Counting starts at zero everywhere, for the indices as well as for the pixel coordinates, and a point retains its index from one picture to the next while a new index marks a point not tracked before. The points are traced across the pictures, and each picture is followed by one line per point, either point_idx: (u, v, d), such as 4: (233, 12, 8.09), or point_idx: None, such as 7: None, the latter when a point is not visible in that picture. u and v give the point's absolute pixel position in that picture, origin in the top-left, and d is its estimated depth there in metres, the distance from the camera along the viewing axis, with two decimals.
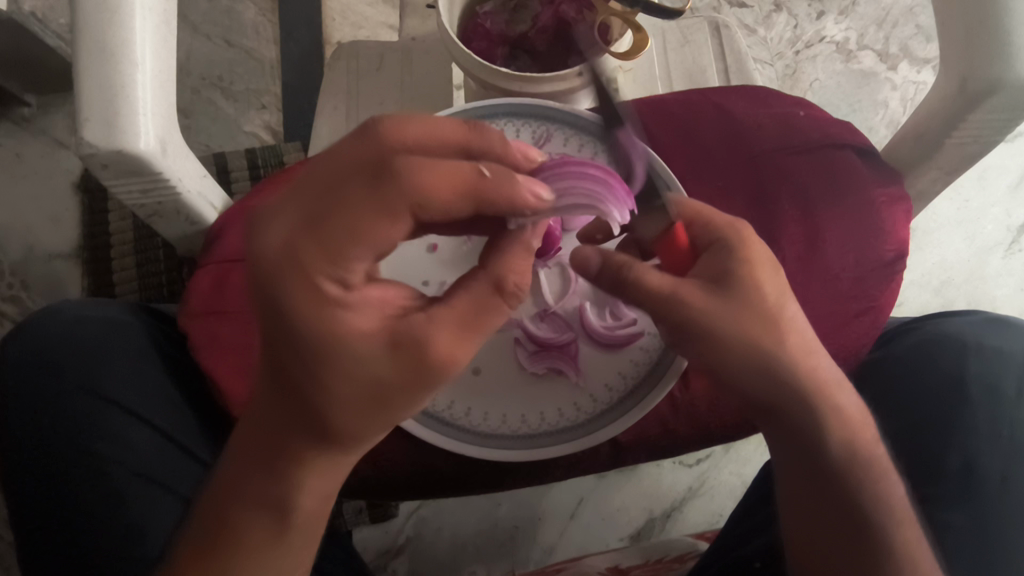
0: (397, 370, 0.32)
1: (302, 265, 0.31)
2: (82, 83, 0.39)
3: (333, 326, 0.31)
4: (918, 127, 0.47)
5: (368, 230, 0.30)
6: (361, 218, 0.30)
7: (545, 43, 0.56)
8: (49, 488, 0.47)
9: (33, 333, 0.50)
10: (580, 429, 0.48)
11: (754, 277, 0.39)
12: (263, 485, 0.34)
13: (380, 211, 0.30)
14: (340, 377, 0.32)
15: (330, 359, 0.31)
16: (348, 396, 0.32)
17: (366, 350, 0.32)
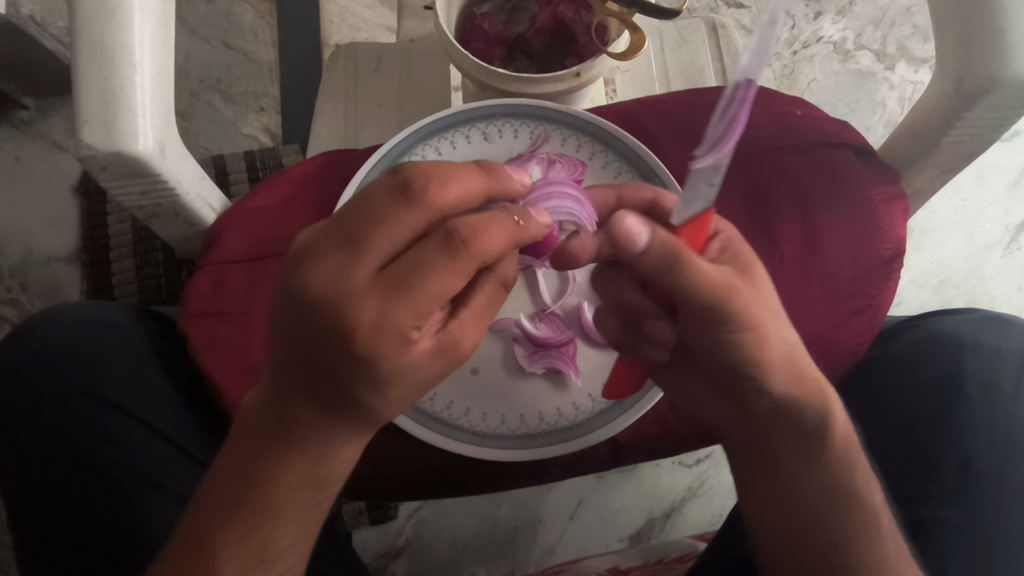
0: (444, 372, 0.34)
1: (389, 323, 0.30)
2: (81, 85, 0.39)
3: (410, 362, 0.31)
4: (914, 126, 0.47)
5: (444, 287, 0.30)
6: (444, 283, 0.30)
7: (542, 44, 0.57)
8: (47, 490, 0.46)
9: (32, 335, 0.50)
10: (580, 428, 0.48)
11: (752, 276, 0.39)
12: (290, 480, 0.34)
13: (456, 274, 0.31)
14: (397, 391, 0.33)
15: (395, 381, 0.32)
16: (396, 398, 0.33)
17: (422, 364, 0.32)
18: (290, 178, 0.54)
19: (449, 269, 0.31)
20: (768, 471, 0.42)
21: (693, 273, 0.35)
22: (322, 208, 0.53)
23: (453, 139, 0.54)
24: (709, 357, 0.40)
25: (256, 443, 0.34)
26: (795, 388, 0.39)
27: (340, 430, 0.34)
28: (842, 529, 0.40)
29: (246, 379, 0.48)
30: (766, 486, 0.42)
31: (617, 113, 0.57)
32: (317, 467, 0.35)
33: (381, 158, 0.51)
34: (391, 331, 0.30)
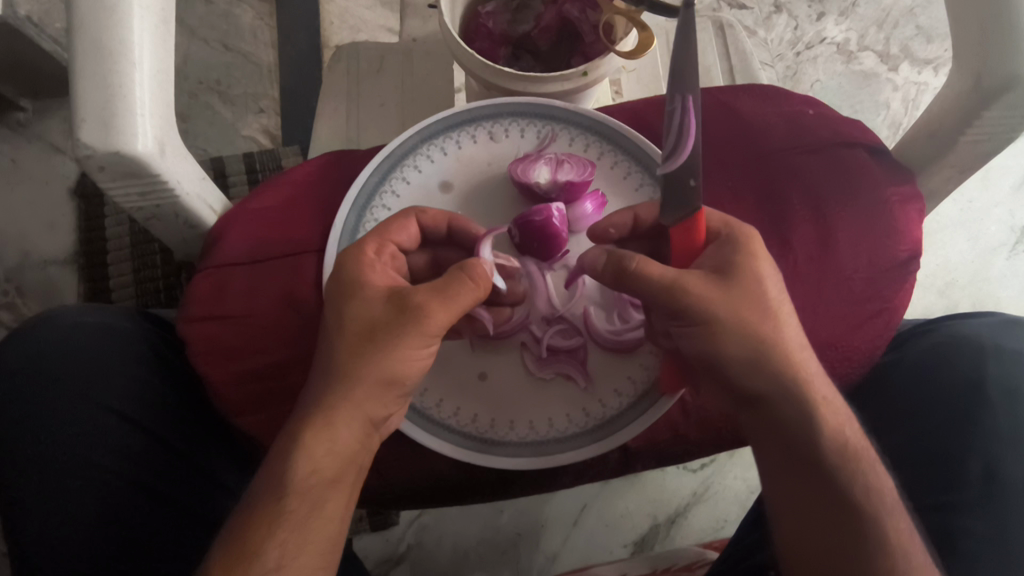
0: (399, 320, 0.39)
1: (355, 243, 0.43)
2: (78, 83, 0.38)
3: (357, 276, 0.41)
4: (930, 126, 0.46)
5: (396, 226, 0.45)
6: (392, 223, 0.45)
7: (548, 43, 0.56)
8: (38, 498, 0.44)
9: (31, 340, 0.49)
10: (589, 436, 0.47)
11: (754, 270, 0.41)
12: (279, 455, 0.36)
13: (400, 218, 0.45)
14: (355, 330, 0.39)
15: (345, 299, 0.40)
16: (348, 332, 0.39)
17: (375, 297, 0.40)
18: (291, 179, 0.53)
19: (401, 217, 0.45)
20: (810, 483, 0.40)
21: (642, 268, 0.41)
22: (325, 208, 0.52)
23: (458, 139, 0.53)
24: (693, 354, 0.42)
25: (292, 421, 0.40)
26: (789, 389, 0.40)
27: (321, 392, 0.38)
28: (844, 523, 0.38)
29: (234, 370, 0.47)
30: (792, 499, 0.40)
31: (624, 113, 0.56)
32: (301, 434, 0.36)
33: (386, 158, 0.51)
34: (349, 258, 0.42)
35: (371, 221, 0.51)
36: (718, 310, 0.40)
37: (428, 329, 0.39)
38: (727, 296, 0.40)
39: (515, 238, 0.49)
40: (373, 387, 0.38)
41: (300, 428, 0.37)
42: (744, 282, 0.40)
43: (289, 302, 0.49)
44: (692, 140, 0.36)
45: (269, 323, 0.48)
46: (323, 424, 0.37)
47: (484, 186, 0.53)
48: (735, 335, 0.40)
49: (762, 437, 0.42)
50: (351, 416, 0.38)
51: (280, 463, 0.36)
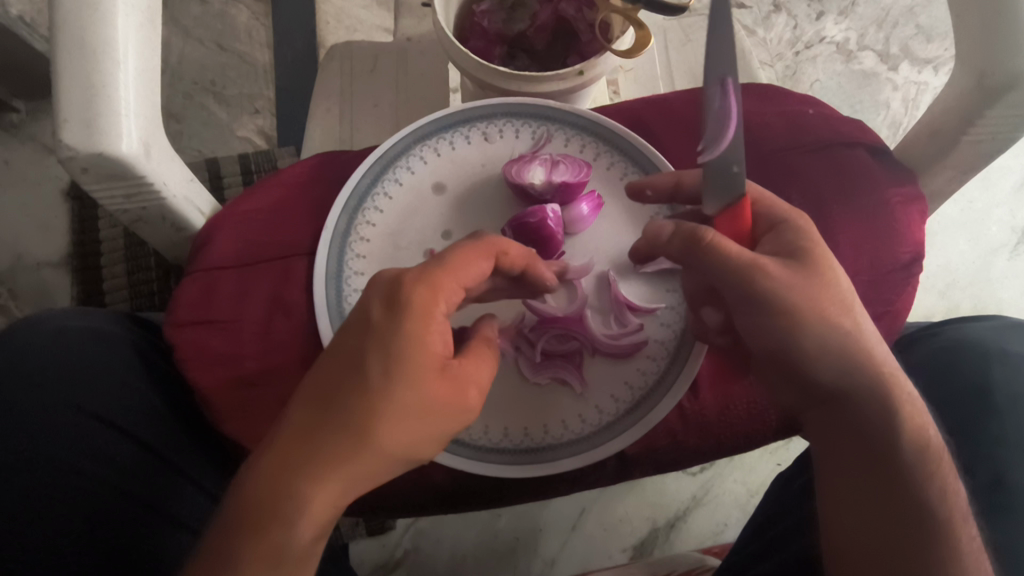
0: (445, 393, 0.34)
1: (426, 283, 0.35)
2: (60, 83, 0.37)
3: (421, 338, 0.34)
4: (932, 125, 0.46)
5: (469, 264, 0.37)
6: (465, 261, 0.37)
7: (544, 42, 0.55)
8: (16, 503, 0.43)
9: (14, 343, 0.48)
10: (586, 443, 0.46)
11: (826, 261, 0.40)
12: (274, 511, 0.30)
13: (480, 252, 0.38)
14: (393, 383, 0.33)
15: (397, 356, 0.33)
16: (400, 403, 0.33)
17: (431, 364, 0.34)
18: (282, 180, 0.52)
19: (476, 253, 0.38)
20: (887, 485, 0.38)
21: (716, 248, 0.39)
22: (315, 210, 0.51)
23: (451, 139, 0.52)
24: (758, 345, 0.42)
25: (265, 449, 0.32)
26: (868, 374, 0.39)
27: (336, 450, 0.32)
28: (914, 522, 0.37)
29: (233, 392, 0.46)
30: (859, 494, 0.39)
31: (622, 113, 0.55)
32: (290, 483, 0.31)
33: (377, 159, 0.50)
34: (411, 285, 0.35)
35: (364, 223, 0.50)
36: (795, 297, 0.39)
37: (463, 406, 0.35)
38: (803, 282, 0.39)
39: (508, 240, 0.49)
40: (389, 460, 0.32)
41: (304, 487, 0.31)
42: (817, 274, 0.39)
43: (279, 306, 0.48)
44: (734, 131, 0.35)
45: (259, 330, 0.47)
46: (320, 479, 0.31)
47: (477, 186, 0.52)
48: (817, 329, 0.39)
49: (830, 437, 0.40)
50: (355, 484, 0.32)
51: (256, 508, 0.30)
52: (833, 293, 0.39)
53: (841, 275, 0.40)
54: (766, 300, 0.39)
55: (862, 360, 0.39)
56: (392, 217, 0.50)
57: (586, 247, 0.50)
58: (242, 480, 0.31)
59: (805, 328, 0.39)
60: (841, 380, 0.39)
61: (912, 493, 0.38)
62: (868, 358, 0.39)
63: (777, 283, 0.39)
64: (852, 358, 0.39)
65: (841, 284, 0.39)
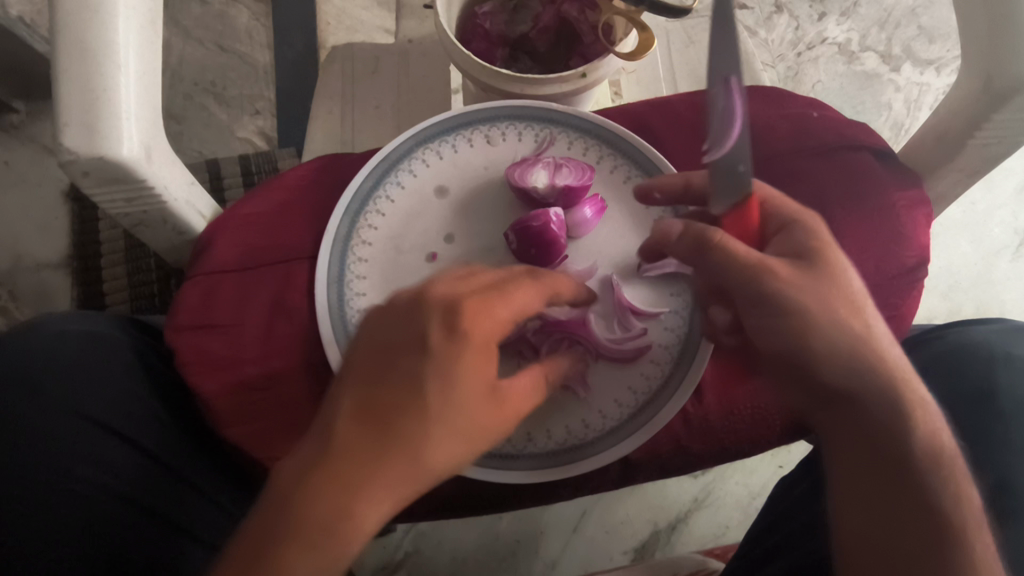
0: (497, 418, 0.35)
1: (484, 311, 0.36)
2: (60, 86, 0.37)
3: (480, 365, 0.35)
4: (938, 129, 0.45)
5: (520, 295, 0.38)
6: (517, 291, 0.38)
7: (547, 44, 0.54)
8: (15, 509, 0.43)
9: (15, 347, 0.48)
10: (589, 448, 0.46)
11: (834, 261, 0.40)
12: (323, 525, 0.31)
13: (534, 286, 0.39)
14: (449, 407, 0.34)
15: (454, 380, 0.34)
16: (453, 423, 0.34)
17: (485, 389, 0.35)
18: (284, 183, 0.52)
19: (528, 286, 0.39)
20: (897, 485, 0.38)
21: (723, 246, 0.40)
22: (317, 214, 0.51)
23: (454, 142, 0.52)
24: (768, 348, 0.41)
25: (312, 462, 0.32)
26: (877, 375, 0.39)
27: (391, 467, 0.32)
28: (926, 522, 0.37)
29: (244, 396, 0.46)
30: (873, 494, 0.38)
31: (625, 115, 0.54)
32: (343, 503, 0.31)
33: (379, 163, 0.50)
34: (472, 314, 0.36)
35: (365, 227, 0.49)
36: (806, 296, 0.39)
37: (510, 429, 0.36)
38: (813, 283, 0.39)
39: (511, 244, 0.48)
40: (434, 478, 0.33)
41: (357, 503, 0.31)
42: (825, 275, 0.40)
43: (280, 310, 0.48)
44: (738, 127, 0.34)
45: (261, 334, 0.47)
46: (373, 496, 0.32)
47: (479, 189, 0.51)
48: (827, 329, 0.39)
49: (841, 437, 0.40)
50: (403, 503, 0.33)
51: (309, 529, 0.31)
52: (849, 298, 0.39)
53: (850, 275, 0.40)
54: (778, 299, 0.39)
55: (870, 362, 0.39)
56: (395, 220, 0.50)
57: (587, 249, 0.50)
58: (291, 495, 0.31)
59: (817, 330, 0.39)
60: (851, 381, 0.39)
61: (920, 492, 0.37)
62: (872, 358, 0.39)
63: (788, 284, 0.39)
64: (860, 357, 0.39)
65: (849, 284, 0.40)
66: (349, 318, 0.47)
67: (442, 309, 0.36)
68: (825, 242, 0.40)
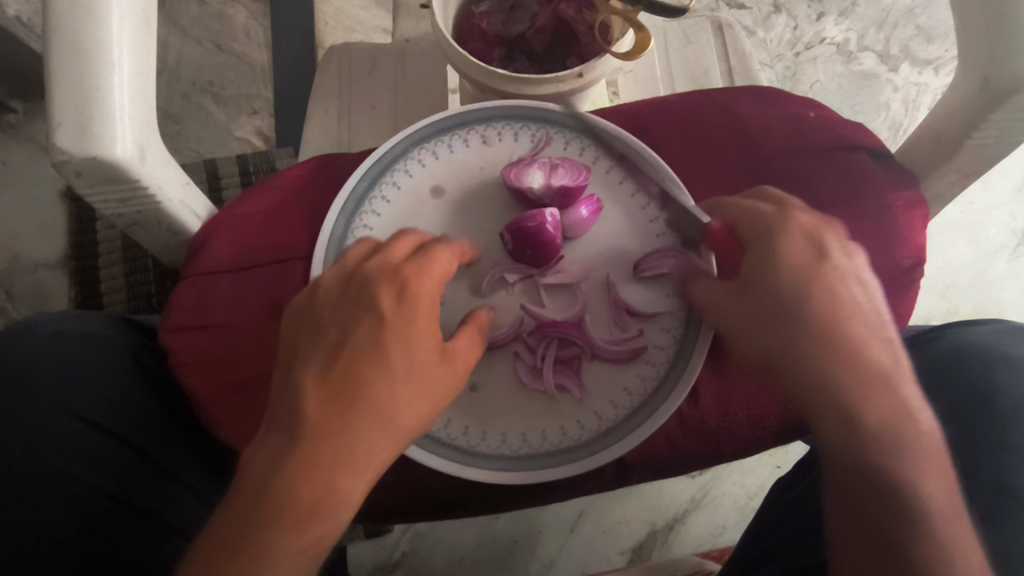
0: (452, 375, 0.37)
1: (420, 275, 0.38)
2: (53, 86, 0.37)
3: (427, 325, 0.37)
4: (934, 129, 0.45)
5: (437, 261, 0.40)
6: (446, 256, 0.40)
7: (543, 44, 0.54)
8: (9, 510, 0.43)
9: (9, 347, 0.48)
10: (583, 449, 0.46)
11: (773, 264, 0.42)
12: (307, 498, 0.32)
13: (456, 252, 0.41)
14: (409, 369, 0.36)
15: (410, 342, 0.36)
16: (415, 383, 0.36)
17: (436, 348, 0.37)
18: (280, 183, 0.52)
19: (448, 252, 0.41)
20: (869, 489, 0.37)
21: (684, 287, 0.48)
22: (313, 215, 0.51)
23: (449, 143, 0.52)
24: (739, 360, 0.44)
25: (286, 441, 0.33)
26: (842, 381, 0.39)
27: (363, 436, 0.34)
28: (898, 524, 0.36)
29: (231, 393, 0.45)
30: (841, 496, 0.38)
31: (621, 116, 0.54)
32: (325, 481, 0.33)
33: (374, 163, 0.50)
34: (413, 279, 0.38)
35: (361, 227, 0.49)
36: (728, 312, 0.43)
37: (463, 383, 0.38)
38: (743, 296, 0.43)
39: (507, 244, 0.48)
40: (406, 439, 0.35)
41: (336, 474, 0.33)
42: (757, 284, 0.42)
43: (273, 309, 0.47)
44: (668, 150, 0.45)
45: (251, 330, 0.47)
46: (350, 464, 0.33)
47: (475, 189, 0.51)
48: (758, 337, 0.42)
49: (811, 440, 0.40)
50: (380, 469, 0.34)
51: (295, 510, 0.32)
52: (826, 283, 0.41)
53: (788, 271, 0.42)
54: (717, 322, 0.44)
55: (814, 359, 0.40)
56: (390, 221, 0.50)
57: (586, 251, 0.50)
58: (269, 475, 0.32)
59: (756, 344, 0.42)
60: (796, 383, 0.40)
61: (882, 486, 0.37)
62: (832, 361, 0.39)
63: (716, 304, 0.44)
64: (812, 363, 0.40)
65: (783, 284, 0.41)
66: None
67: (380, 279, 0.38)
68: (783, 242, 0.42)
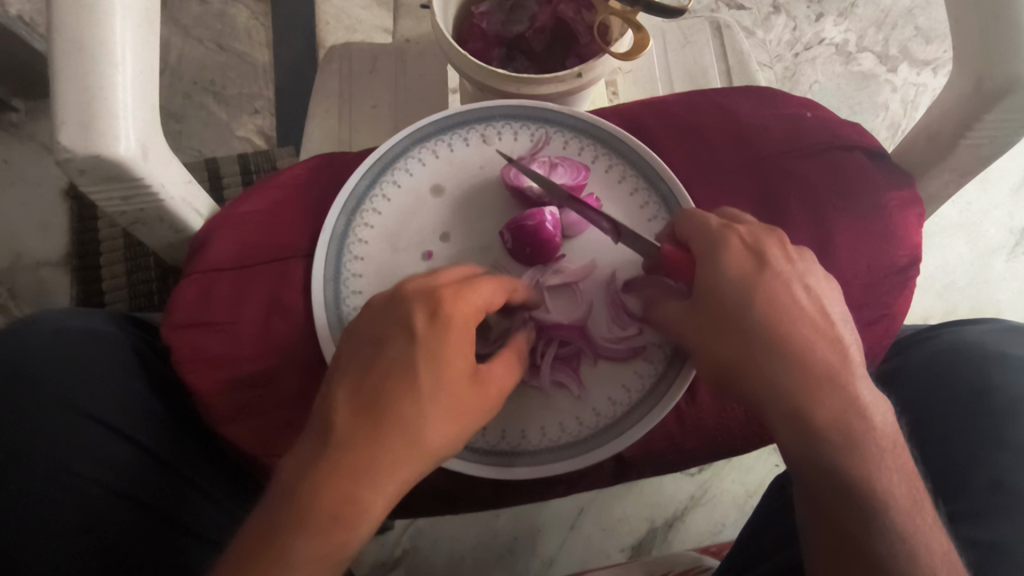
0: (483, 398, 0.37)
1: (459, 297, 0.37)
2: (57, 84, 0.37)
3: (460, 349, 0.36)
4: (929, 129, 0.46)
5: (485, 287, 0.39)
6: (489, 279, 0.40)
7: (543, 44, 0.55)
8: (14, 504, 0.43)
9: (14, 343, 0.48)
10: (582, 446, 0.46)
11: (715, 283, 0.41)
12: (329, 510, 0.32)
13: (502, 281, 0.41)
14: (439, 390, 0.35)
15: (443, 364, 0.36)
16: (446, 406, 0.36)
17: (468, 372, 0.37)
18: (281, 182, 0.52)
19: (494, 280, 0.40)
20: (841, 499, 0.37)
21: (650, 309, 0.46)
22: (314, 212, 0.51)
23: (449, 142, 0.52)
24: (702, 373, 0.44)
25: (314, 454, 0.34)
26: (791, 388, 0.39)
27: (391, 453, 0.34)
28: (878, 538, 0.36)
29: (253, 401, 0.46)
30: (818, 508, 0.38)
31: (620, 115, 0.55)
32: (348, 493, 0.33)
33: (375, 162, 0.50)
34: (452, 300, 0.37)
35: (361, 226, 0.50)
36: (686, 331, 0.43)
37: (494, 408, 0.38)
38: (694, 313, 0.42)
39: (507, 244, 0.49)
40: (433, 460, 0.35)
41: (362, 489, 0.33)
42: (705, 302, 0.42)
43: (277, 309, 0.48)
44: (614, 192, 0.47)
45: (257, 331, 0.47)
46: (376, 481, 0.33)
47: (475, 187, 0.52)
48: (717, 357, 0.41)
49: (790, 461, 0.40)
50: (405, 488, 0.35)
51: (319, 521, 0.32)
52: (772, 294, 0.41)
53: (729, 289, 0.41)
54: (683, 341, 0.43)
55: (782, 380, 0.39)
56: (390, 219, 0.50)
57: (585, 249, 0.50)
58: (296, 485, 0.33)
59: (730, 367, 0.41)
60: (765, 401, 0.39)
61: (853, 496, 0.37)
62: (789, 375, 0.39)
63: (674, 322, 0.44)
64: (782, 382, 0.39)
65: (723, 301, 0.41)
66: (345, 316, 0.47)
67: (421, 300, 0.37)
68: (728, 255, 0.42)
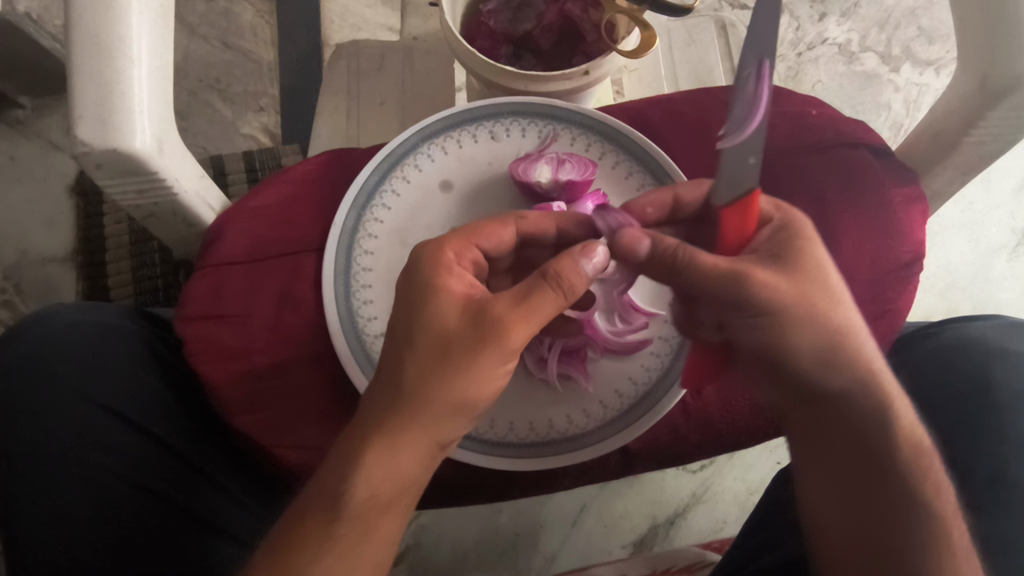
0: (478, 335, 0.36)
1: (439, 248, 0.39)
2: (74, 79, 0.38)
3: (439, 289, 0.37)
4: (933, 127, 0.46)
5: (488, 231, 0.42)
6: (478, 229, 0.42)
7: (550, 42, 0.55)
8: (31, 492, 0.44)
9: (29, 335, 0.49)
10: (592, 438, 0.47)
11: (810, 250, 0.41)
12: (333, 473, 0.34)
13: (493, 222, 0.43)
14: (420, 336, 0.36)
15: (422, 308, 0.37)
16: (427, 350, 0.36)
17: (452, 312, 0.37)
18: (290, 177, 0.52)
19: (494, 223, 0.43)
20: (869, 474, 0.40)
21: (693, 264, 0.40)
22: (326, 207, 0.52)
23: (458, 138, 0.53)
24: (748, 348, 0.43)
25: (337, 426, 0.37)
26: (811, 359, 0.41)
27: (386, 409, 0.36)
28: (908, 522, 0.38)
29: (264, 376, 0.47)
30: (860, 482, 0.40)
31: (627, 113, 0.55)
32: (350, 450, 0.35)
33: (384, 158, 0.51)
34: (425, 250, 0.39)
35: (371, 221, 0.50)
36: (784, 299, 0.40)
37: (500, 343, 0.36)
38: (792, 281, 0.40)
39: None
40: (433, 409, 0.35)
41: (362, 447, 0.35)
42: (796, 263, 0.40)
43: (287, 302, 0.48)
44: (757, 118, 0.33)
45: (269, 323, 0.48)
46: (372, 436, 0.35)
47: (484, 184, 0.52)
48: (806, 328, 0.40)
49: (821, 436, 0.42)
50: (405, 438, 0.35)
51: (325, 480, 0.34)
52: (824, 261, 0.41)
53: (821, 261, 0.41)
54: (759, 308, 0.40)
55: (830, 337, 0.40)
56: (400, 214, 0.51)
57: None
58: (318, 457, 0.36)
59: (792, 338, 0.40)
60: (821, 363, 0.41)
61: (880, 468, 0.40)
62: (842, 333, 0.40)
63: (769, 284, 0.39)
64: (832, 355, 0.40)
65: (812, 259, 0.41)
66: (355, 310, 0.48)
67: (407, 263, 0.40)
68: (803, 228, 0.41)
